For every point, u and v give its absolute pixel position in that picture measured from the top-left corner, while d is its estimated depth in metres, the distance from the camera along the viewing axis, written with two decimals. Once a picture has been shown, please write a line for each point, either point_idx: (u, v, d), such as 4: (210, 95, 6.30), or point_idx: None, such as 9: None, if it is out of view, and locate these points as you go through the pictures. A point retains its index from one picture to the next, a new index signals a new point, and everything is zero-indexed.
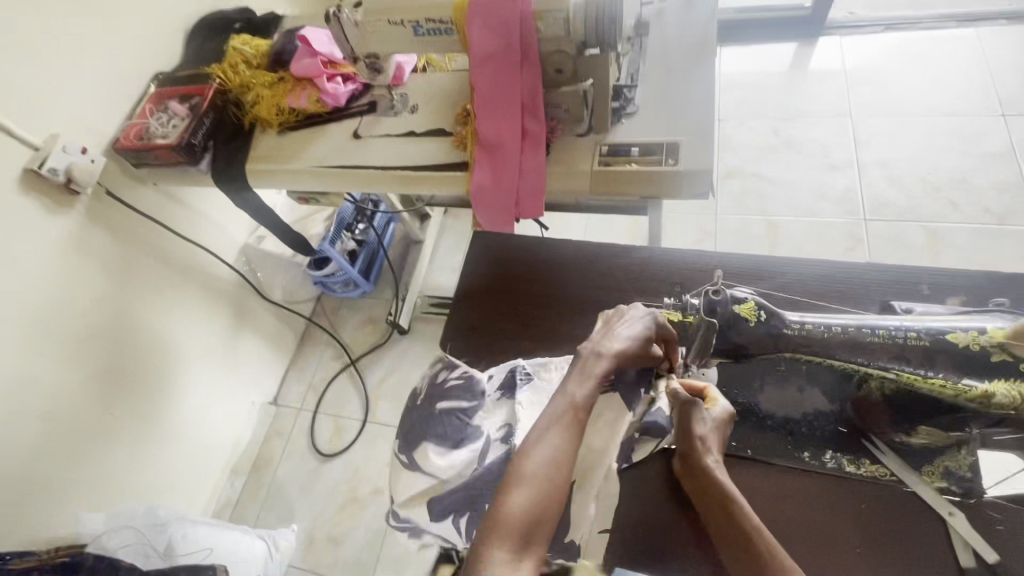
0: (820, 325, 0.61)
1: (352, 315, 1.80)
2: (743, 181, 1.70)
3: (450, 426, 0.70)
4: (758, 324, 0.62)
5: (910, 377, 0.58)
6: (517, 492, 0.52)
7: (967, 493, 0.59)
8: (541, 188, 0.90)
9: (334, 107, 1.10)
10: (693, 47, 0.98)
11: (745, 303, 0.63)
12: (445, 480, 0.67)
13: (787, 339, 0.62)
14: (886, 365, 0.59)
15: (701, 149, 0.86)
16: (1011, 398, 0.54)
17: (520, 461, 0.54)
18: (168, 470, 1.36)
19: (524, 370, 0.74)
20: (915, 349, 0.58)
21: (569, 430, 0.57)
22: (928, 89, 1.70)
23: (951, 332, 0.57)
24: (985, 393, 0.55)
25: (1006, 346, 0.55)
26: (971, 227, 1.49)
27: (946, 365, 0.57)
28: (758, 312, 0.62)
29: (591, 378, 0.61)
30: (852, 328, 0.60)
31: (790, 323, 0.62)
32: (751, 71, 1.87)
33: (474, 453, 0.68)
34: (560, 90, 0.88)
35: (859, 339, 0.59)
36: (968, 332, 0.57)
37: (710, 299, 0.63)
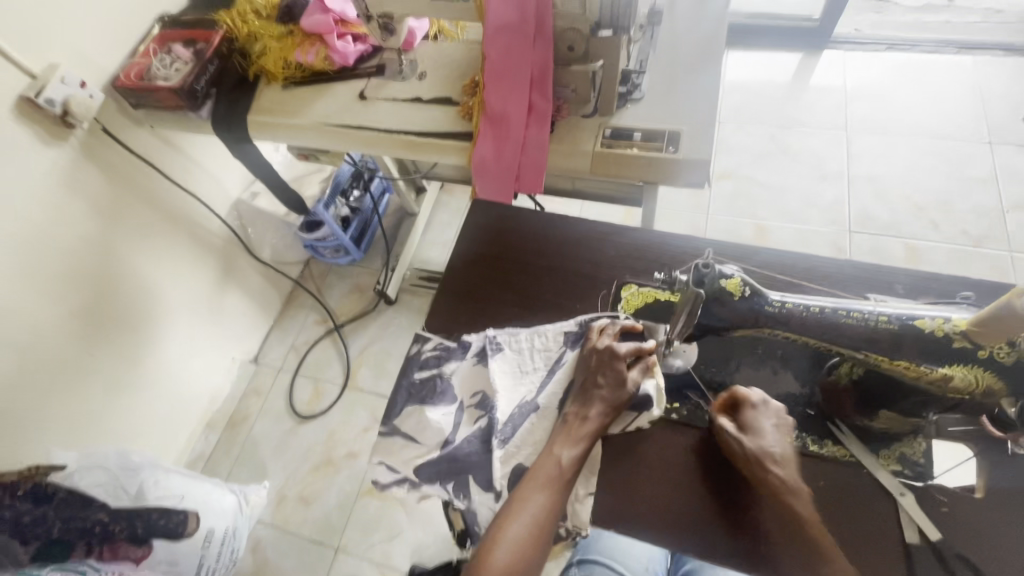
0: (800, 304, 0.62)
1: (340, 282, 1.80)
2: (736, 183, 1.74)
3: (426, 392, 0.74)
4: (742, 300, 0.63)
5: (878, 359, 0.60)
6: (499, 549, 0.58)
7: (918, 477, 0.63)
8: (543, 165, 0.92)
9: (341, 66, 1.09)
10: (704, 40, 0.99)
11: (732, 278, 0.64)
12: (422, 442, 0.71)
13: (768, 316, 0.63)
14: (858, 346, 0.60)
15: (702, 140, 0.88)
16: (969, 382, 0.56)
17: (502, 523, 0.60)
18: (144, 417, 1.35)
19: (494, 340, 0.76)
20: (884, 332, 0.58)
21: (551, 493, 0.62)
22: (922, 110, 1.75)
23: (919, 319, 0.58)
24: (942, 376, 0.57)
25: (967, 334, 0.55)
26: (949, 247, 1.54)
27: (912, 352, 0.58)
28: (743, 288, 0.63)
29: (575, 439, 0.65)
30: (828, 309, 0.61)
31: (772, 301, 0.63)
32: (756, 76, 1.90)
33: (448, 415, 0.72)
34: (569, 68, 0.88)
35: (833, 321, 0.60)
36: (935, 319, 0.57)
37: (698, 272, 0.64)
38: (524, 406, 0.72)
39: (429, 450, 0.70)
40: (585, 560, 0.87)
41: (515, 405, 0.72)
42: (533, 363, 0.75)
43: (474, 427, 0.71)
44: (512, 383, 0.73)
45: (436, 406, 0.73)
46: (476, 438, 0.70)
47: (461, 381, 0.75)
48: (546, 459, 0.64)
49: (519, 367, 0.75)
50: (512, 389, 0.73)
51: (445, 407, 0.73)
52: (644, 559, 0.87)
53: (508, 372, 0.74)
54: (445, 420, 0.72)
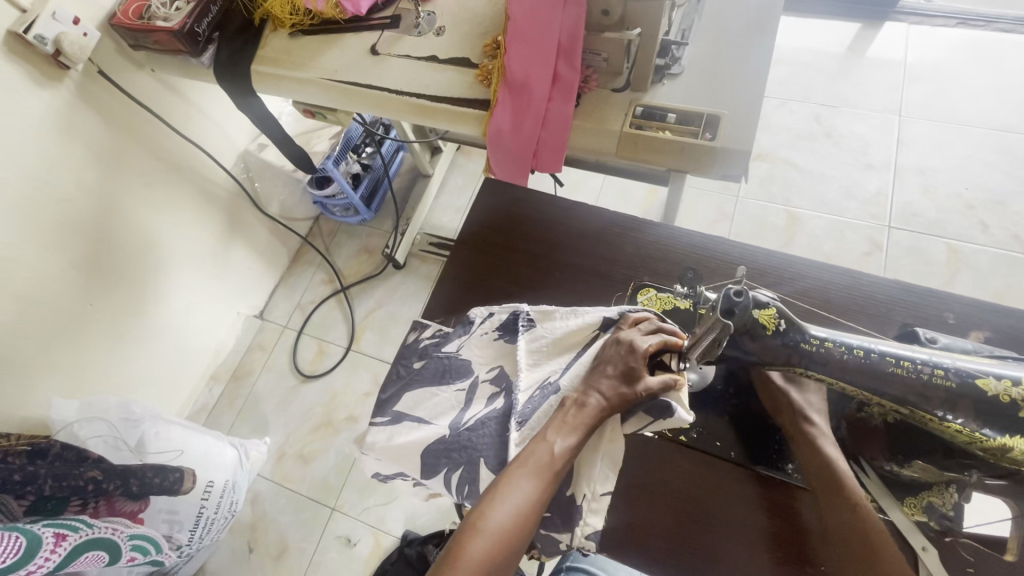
0: (840, 344, 0.55)
1: (348, 241, 1.75)
2: (772, 166, 1.62)
3: (428, 375, 0.70)
4: (775, 334, 0.56)
5: (925, 416, 0.53)
6: (476, 542, 0.52)
7: (945, 530, 0.57)
8: (564, 143, 0.84)
9: (353, 15, 1.00)
10: (756, 11, 0.88)
11: (766, 308, 0.56)
12: (432, 422, 0.67)
13: (803, 353, 0.56)
14: (903, 399, 0.53)
15: (743, 127, 0.78)
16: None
17: (483, 511, 0.54)
18: (147, 369, 1.35)
19: (525, 315, 0.70)
20: (937, 390, 0.52)
21: (540, 482, 0.56)
22: (987, 97, 1.59)
23: (982, 377, 0.51)
24: (1002, 445, 0.50)
25: None
26: (995, 252, 1.43)
27: (966, 412, 0.51)
28: (778, 321, 0.55)
29: (572, 427, 0.59)
30: (872, 354, 0.54)
31: (811, 338, 0.56)
32: (807, 47, 1.74)
33: (461, 392, 0.69)
34: (603, 35, 0.79)
35: (876, 368, 0.54)
36: (1001, 381, 0.50)
37: (728, 299, 0.55)
38: (545, 387, 0.67)
39: (438, 429, 0.66)
40: (572, 568, 0.84)
41: (537, 386, 0.67)
42: (560, 345, 0.69)
43: (490, 405, 0.67)
44: (533, 364, 0.69)
45: (449, 384, 0.70)
46: (492, 419, 0.65)
47: (478, 355, 0.71)
48: (538, 445, 0.58)
49: (542, 347, 0.70)
50: (535, 369, 0.69)
51: (458, 384, 0.69)
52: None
53: (534, 352, 0.69)
54: (456, 397, 0.69)
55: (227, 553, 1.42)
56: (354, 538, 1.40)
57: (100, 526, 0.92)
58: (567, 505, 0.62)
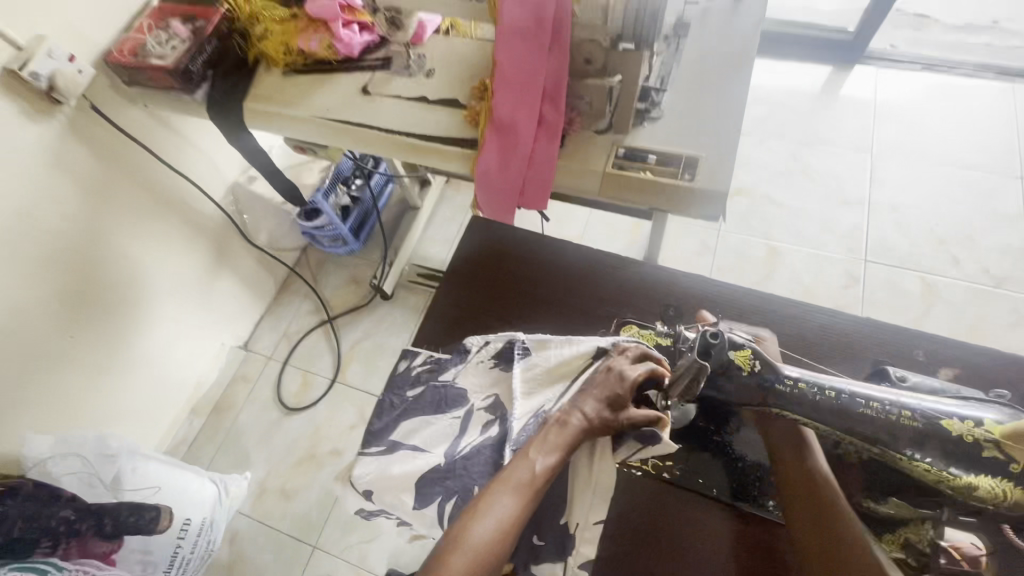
0: (813, 385, 0.57)
1: (336, 271, 1.75)
2: (751, 201, 1.68)
3: (424, 405, 0.71)
4: (750, 374, 0.58)
5: (896, 457, 0.55)
6: (454, 559, 0.53)
7: (923, 566, 0.56)
8: (549, 181, 0.87)
9: (345, 57, 1.03)
10: (731, 59, 0.93)
11: (743, 349, 0.58)
12: (428, 451, 0.67)
13: (778, 393, 0.57)
14: (875, 440, 0.55)
15: (721, 169, 0.82)
16: (996, 494, 0.51)
17: (463, 528, 0.55)
18: (126, 402, 1.32)
19: (521, 344, 0.72)
20: (907, 430, 0.54)
21: (520, 500, 0.56)
22: (953, 137, 1.68)
23: (946, 418, 0.53)
24: (968, 484, 0.52)
25: (1000, 444, 0.52)
26: (967, 285, 1.48)
27: (934, 452, 0.53)
28: (753, 362, 0.58)
29: (553, 446, 0.60)
30: (844, 395, 0.56)
31: (787, 378, 0.57)
32: (782, 88, 1.82)
33: (456, 421, 0.69)
34: (584, 82, 0.84)
35: (848, 409, 0.55)
36: (964, 422, 0.53)
37: (705, 341, 0.58)
38: (539, 415, 0.67)
39: (434, 458, 0.66)
40: None
41: (531, 415, 0.68)
42: (553, 374, 0.71)
43: (486, 433, 0.68)
44: (527, 393, 0.70)
45: (445, 412, 0.70)
46: (488, 448, 0.67)
47: (473, 383, 0.72)
48: (520, 463, 0.59)
49: (535, 375, 0.70)
50: (528, 398, 0.69)
51: (454, 412, 0.70)
52: None
53: (528, 380, 0.70)
54: (452, 426, 0.69)
55: None
56: None
57: (70, 569, 0.89)
58: (560, 534, 0.63)
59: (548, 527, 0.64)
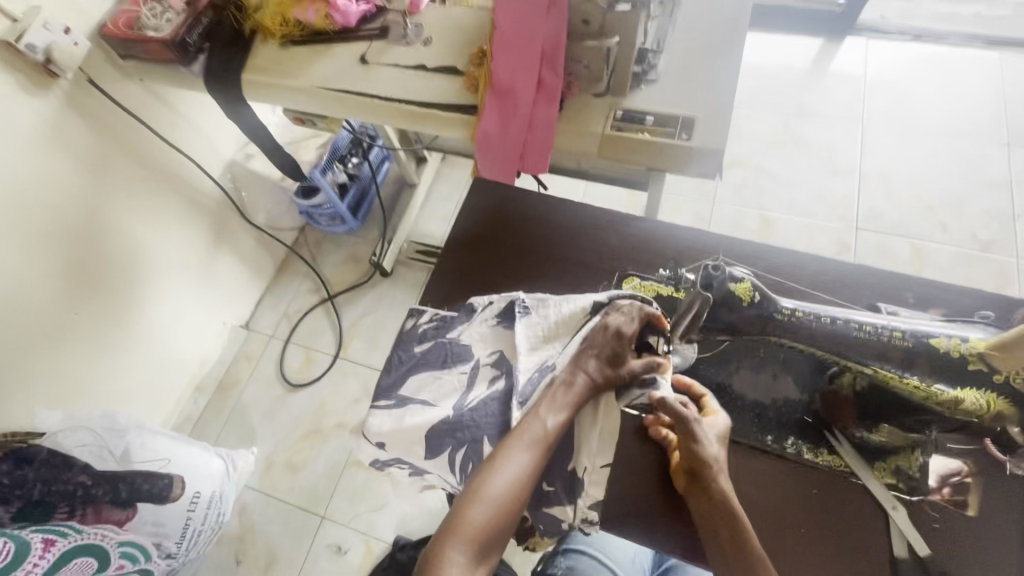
0: (811, 313, 0.60)
1: (335, 250, 1.76)
2: (745, 172, 1.70)
3: (432, 361, 0.72)
4: (751, 306, 0.61)
5: (887, 375, 0.58)
6: (475, 509, 0.57)
7: (913, 490, 0.62)
8: (549, 145, 0.88)
9: (343, 26, 1.03)
10: (726, 23, 0.94)
11: (742, 282, 0.61)
12: (435, 405, 0.69)
13: (777, 323, 0.60)
14: (867, 361, 0.58)
15: (717, 128, 0.84)
16: (980, 406, 0.55)
17: (479, 482, 0.59)
18: (131, 379, 1.34)
19: (522, 303, 0.71)
20: (897, 349, 0.57)
21: (535, 455, 0.60)
22: (942, 105, 1.70)
23: (934, 336, 0.56)
24: (954, 398, 0.55)
25: (985, 357, 0.54)
26: (955, 250, 1.52)
27: (922, 368, 0.56)
28: (753, 293, 0.60)
29: (563, 405, 0.63)
30: (839, 321, 0.59)
31: (782, 309, 0.60)
32: (775, 60, 1.84)
33: (463, 375, 0.70)
34: (584, 44, 0.84)
35: (845, 334, 0.58)
36: (951, 339, 0.55)
37: (707, 273, 0.61)
38: (544, 368, 0.68)
39: (442, 411, 0.68)
40: (570, 550, 0.87)
41: (536, 368, 0.69)
42: (557, 329, 0.70)
43: (492, 388, 0.69)
44: (531, 348, 0.70)
45: (451, 368, 0.71)
46: (494, 401, 0.68)
47: (478, 341, 0.72)
48: (532, 421, 0.62)
49: (540, 332, 0.70)
50: (533, 353, 0.69)
51: (460, 368, 0.71)
52: (630, 553, 0.88)
53: (533, 336, 0.70)
54: (458, 380, 0.70)
55: (213, 566, 1.40)
56: (345, 545, 1.39)
57: (88, 532, 0.94)
58: (570, 478, 0.64)
59: (556, 471, 0.65)
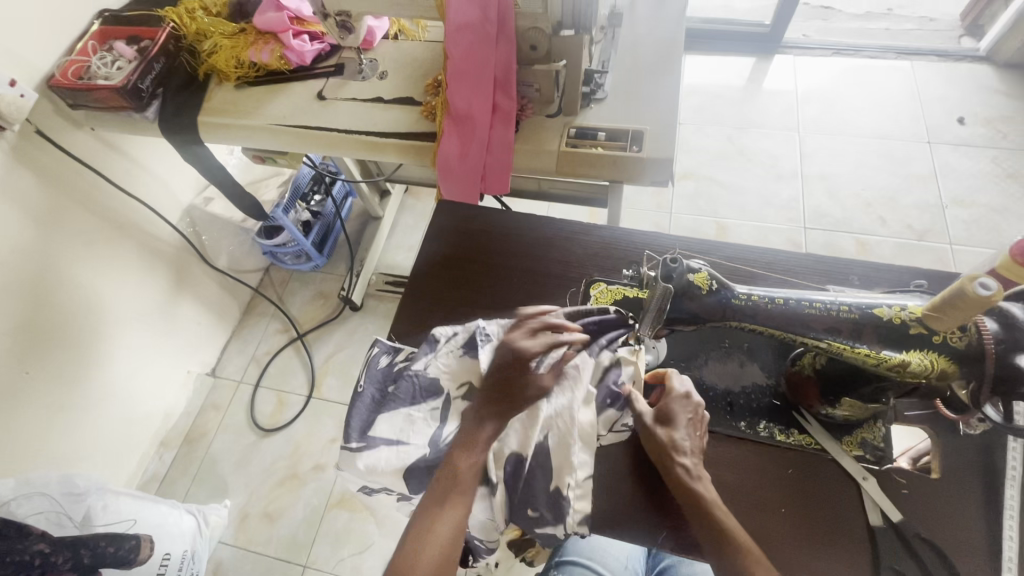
0: (764, 296, 0.63)
1: (302, 288, 1.74)
2: (697, 183, 1.78)
3: (400, 397, 0.70)
4: (709, 294, 0.63)
5: (840, 346, 0.60)
6: (428, 542, 0.55)
7: (879, 460, 0.65)
8: (507, 166, 0.91)
9: (298, 65, 1.06)
10: (662, 44, 1.01)
11: (699, 272, 0.63)
12: (409, 443, 0.67)
13: (733, 309, 0.63)
14: (820, 335, 0.60)
15: (664, 138, 0.89)
16: (926, 366, 0.56)
17: (428, 510, 0.57)
18: (89, 439, 1.27)
19: (483, 332, 0.69)
20: (845, 321, 0.59)
21: (475, 467, 0.60)
22: (868, 112, 1.84)
23: (876, 307, 0.58)
24: (901, 361, 0.57)
25: (923, 320, 0.56)
26: (895, 241, 1.62)
27: (870, 338, 0.58)
28: (710, 282, 0.63)
29: (493, 420, 0.62)
30: (790, 301, 0.62)
31: (739, 294, 0.63)
32: (713, 81, 1.96)
33: (436, 411, 0.69)
34: (532, 67, 0.88)
35: (796, 312, 0.61)
36: (891, 307, 0.57)
37: (666, 266, 0.62)
38: None
39: (418, 449, 0.66)
40: (563, 562, 0.87)
41: None
42: None
43: None
44: None
45: (422, 404, 0.70)
46: None
47: (446, 373, 0.70)
48: (467, 438, 0.61)
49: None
50: None
51: (430, 403, 0.69)
52: (624, 558, 0.88)
53: None
54: (430, 416, 0.69)
55: None
56: None
57: None
58: (553, 498, 0.63)
59: (540, 495, 0.63)
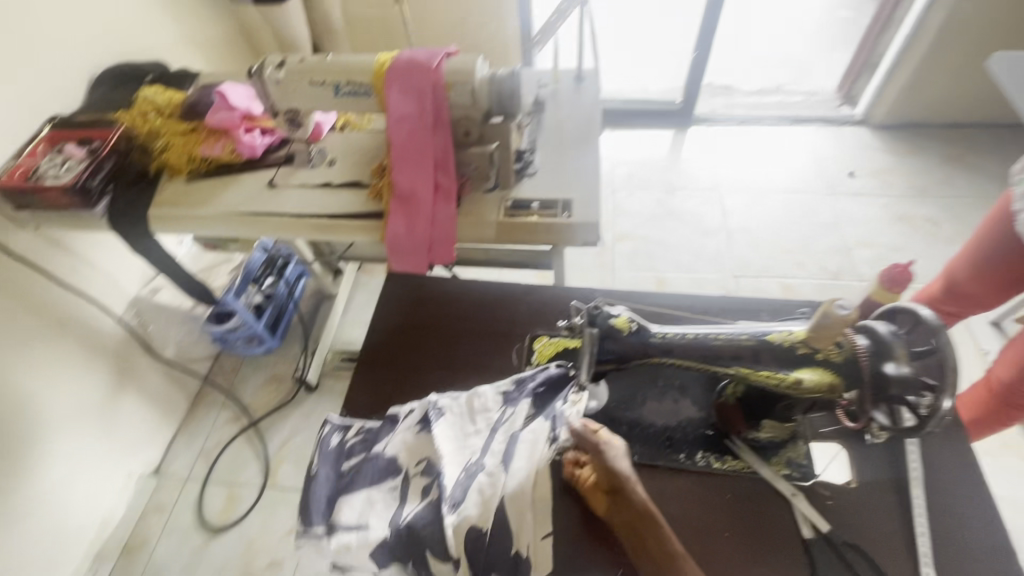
0: (677, 333, 0.70)
1: (254, 373, 1.71)
2: (634, 243, 1.93)
3: (361, 480, 0.71)
4: (630, 334, 0.70)
5: (746, 372, 0.66)
6: None
7: (804, 476, 0.70)
8: (452, 237, 0.99)
9: (249, 158, 1.13)
10: (582, 123, 1.15)
11: (620, 316, 0.70)
12: (367, 527, 0.66)
13: (653, 345, 0.70)
14: (728, 362, 0.67)
15: (590, 204, 0.99)
16: (817, 383, 0.62)
17: None
18: (12, 560, 1.15)
19: (435, 407, 0.72)
20: (744, 347, 0.66)
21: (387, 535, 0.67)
22: (774, 171, 2.08)
23: (769, 334, 0.66)
24: (795, 380, 0.63)
25: (807, 342, 0.63)
26: (814, 283, 1.79)
27: (769, 361, 0.65)
28: (630, 323, 0.70)
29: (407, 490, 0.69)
30: (699, 335, 0.69)
31: (656, 333, 0.70)
32: (638, 152, 2.17)
33: (395, 490, 0.69)
34: (468, 150, 1.01)
35: (703, 344, 0.68)
36: (780, 333, 0.65)
37: (591, 312, 0.71)
38: (471, 469, 0.66)
39: (378, 532, 0.65)
40: None
41: (462, 468, 0.67)
42: (474, 423, 0.72)
43: (425, 499, 0.67)
44: (458, 448, 0.70)
45: (381, 484, 0.70)
46: (427, 512, 0.65)
47: (403, 450, 0.71)
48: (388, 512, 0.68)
49: (461, 430, 0.71)
50: (459, 452, 0.69)
51: (389, 482, 0.70)
52: None
53: (456, 435, 0.71)
54: (390, 495, 0.69)
55: None
56: None
57: None
58: (513, 563, 0.63)
59: (498, 561, 0.62)
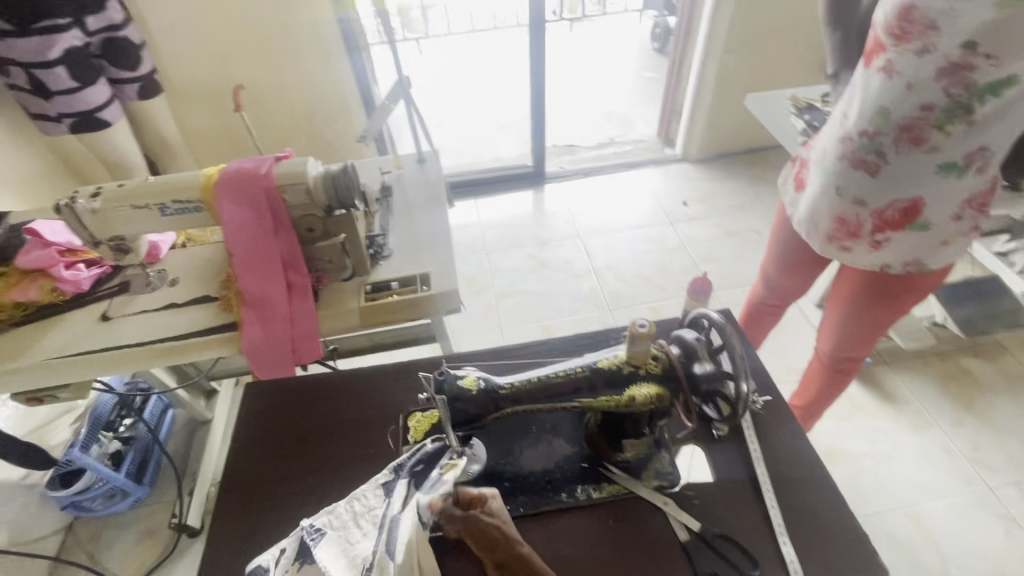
0: (523, 378, 0.74)
1: (122, 534, 1.47)
2: (516, 298, 2.02)
3: None
4: (479, 390, 0.73)
5: (589, 401, 0.72)
6: None
7: (672, 483, 0.76)
8: (315, 331, 0.97)
9: (74, 294, 1.03)
10: (429, 200, 1.21)
11: (467, 376, 0.74)
12: None
13: (502, 396, 0.73)
14: (569, 396, 0.72)
15: (447, 274, 1.04)
16: (645, 395, 0.70)
17: None
18: None
19: (309, 528, 0.68)
20: (578, 377, 0.72)
21: None
22: (623, 211, 2.33)
23: (599, 360, 0.73)
24: (628, 397, 0.70)
25: (629, 360, 0.71)
26: (677, 301, 1.99)
27: (602, 385, 0.71)
28: (477, 381, 0.73)
29: None
30: (543, 376, 0.73)
31: (503, 384, 0.73)
32: (504, 214, 2.33)
33: None
34: (317, 245, 1.00)
35: (548, 384, 0.72)
36: (607, 357, 0.72)
37: (437, 380, 0.74)
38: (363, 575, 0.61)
39: None
40: None
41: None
42: (360, 525, 0.68)
43: None
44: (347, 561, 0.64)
45: None
46: None
47: None
48: None
49: (346, 543, 0.66)
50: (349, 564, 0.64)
51: None
52: None
53: (341, 549, 0.66)
54: None
55: None
56: None
57: None
58: None
59: None
